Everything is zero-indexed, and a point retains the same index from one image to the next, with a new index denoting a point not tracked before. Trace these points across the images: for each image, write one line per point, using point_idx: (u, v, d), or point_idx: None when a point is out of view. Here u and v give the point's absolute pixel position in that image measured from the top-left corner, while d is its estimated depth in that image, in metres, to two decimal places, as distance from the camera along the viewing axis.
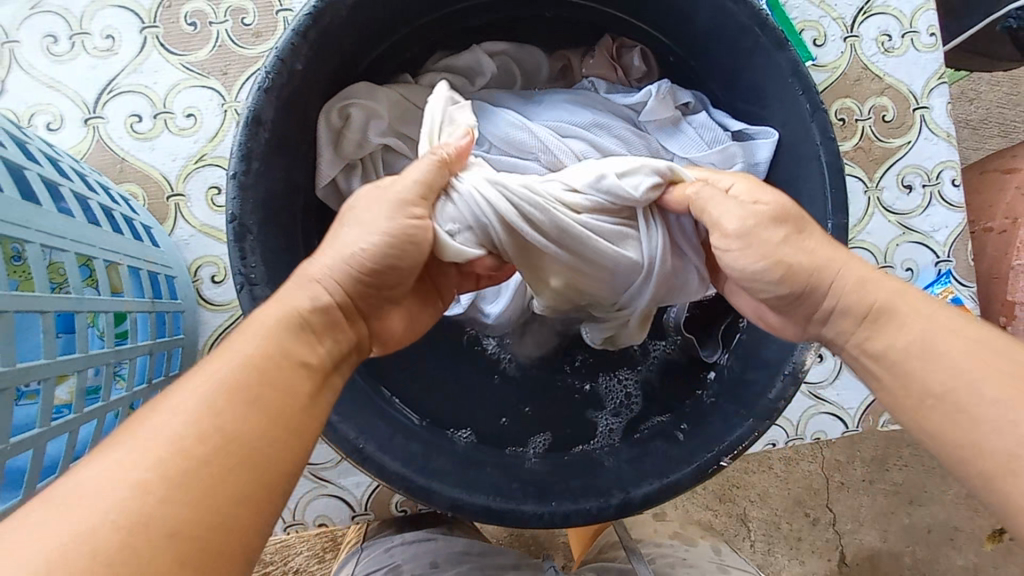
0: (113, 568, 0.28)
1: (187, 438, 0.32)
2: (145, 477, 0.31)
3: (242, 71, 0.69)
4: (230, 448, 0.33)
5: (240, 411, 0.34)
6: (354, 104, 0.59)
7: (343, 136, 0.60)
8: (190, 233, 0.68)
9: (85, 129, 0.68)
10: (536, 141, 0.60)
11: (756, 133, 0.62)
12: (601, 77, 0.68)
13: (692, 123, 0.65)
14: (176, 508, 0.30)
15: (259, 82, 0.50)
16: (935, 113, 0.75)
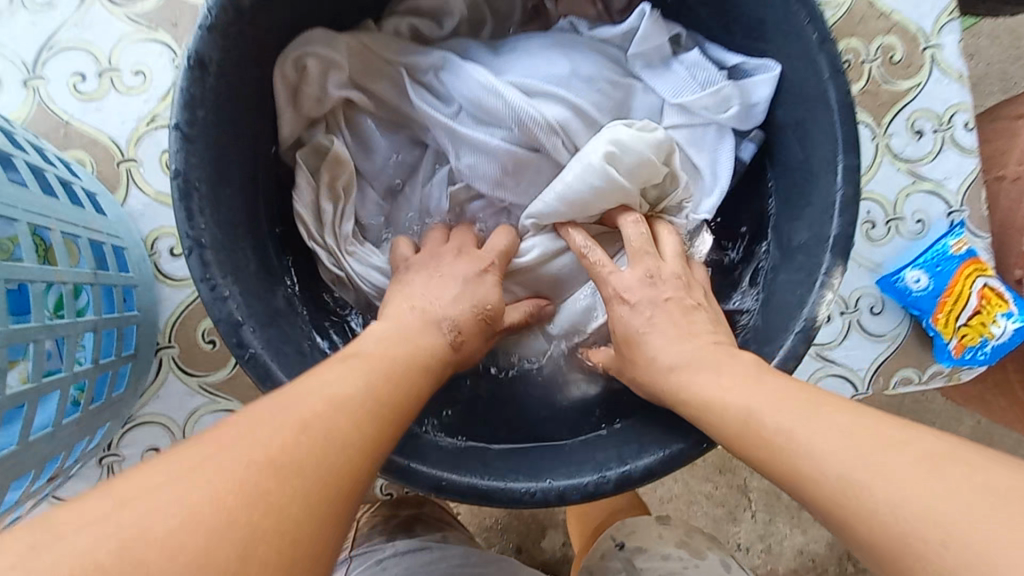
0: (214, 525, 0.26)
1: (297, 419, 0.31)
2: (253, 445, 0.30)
3: (194, 22, 0.63)
4: (326, 437, 0.32)
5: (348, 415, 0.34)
6: (310, 54, 0.54)
7: (301, 91, 0.55)
8: (144, 202, 0.62)
9: (24, 91, 0.62)
10: (504, 102, 0.55)
11: (755, 68, 0.57)
12: (579, 16, 0.63)
13: (684, 62, 0.60)
14: (267, 482, 0.28)
15: (200, 19, 0.44)
16: (946, 53, 0.70)
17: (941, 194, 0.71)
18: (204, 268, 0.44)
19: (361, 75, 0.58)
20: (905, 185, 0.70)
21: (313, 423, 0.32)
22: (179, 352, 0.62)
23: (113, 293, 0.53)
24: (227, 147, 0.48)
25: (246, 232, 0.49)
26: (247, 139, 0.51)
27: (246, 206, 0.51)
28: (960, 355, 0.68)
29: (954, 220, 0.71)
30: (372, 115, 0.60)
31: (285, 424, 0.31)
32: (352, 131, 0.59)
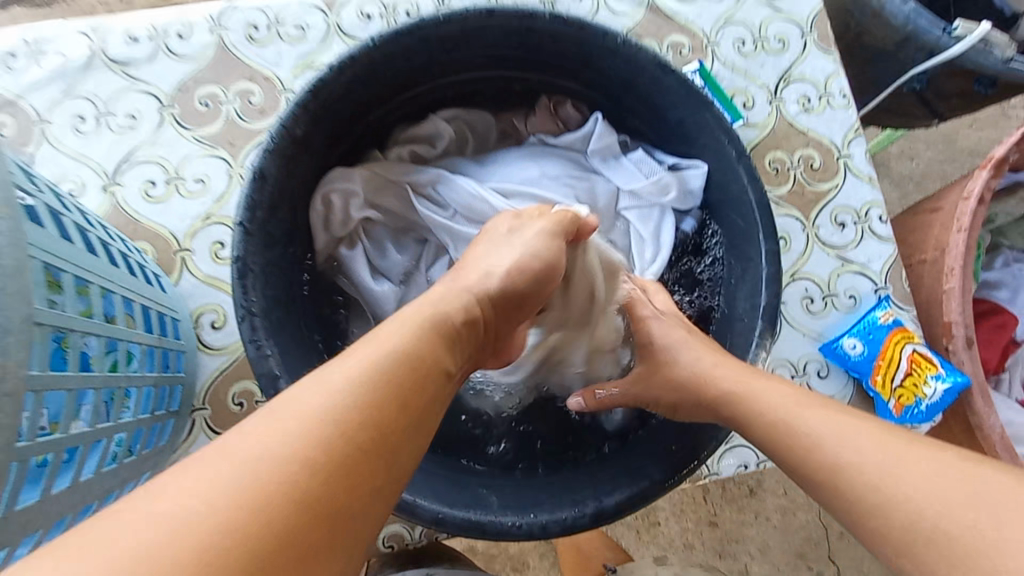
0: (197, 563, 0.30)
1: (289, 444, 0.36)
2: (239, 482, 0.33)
3: (247, 142, 0.79)
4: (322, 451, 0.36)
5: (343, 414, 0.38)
6: (334, 192, 0.69)
7: (330, 221, 0.70)
8: (194, 283, 0.74)
9: (104, 195, 0.76)
10: (490, 210, 0.70)
11: (688, 164, 0.72)
12: (545, 132, 0.79)
13: (632, 159, 0.75)
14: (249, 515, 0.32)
15: (264, 145, 0.58)
16: (856, 160, 0.86)
17: (868, 274, 0.83)
18: (253, 331, 0.55)
19: (375, 195, 0.73)
20: (836, 267, 0.83)
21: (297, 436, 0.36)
22: (211, 413, 0.71)
23: (168, 357, 0.63)
24: (275, 238, 0.61)
25: (285, 305, 0.61)
26: (289, 232, 0.64)
27: (284, 283, 0.62)
28: (901, 413, 0.78)
29: (881, 295, 0.83)
30: (384, 223, 0.74)
31: (258, 448, 0.35)
32: (370, 240, 0.74)
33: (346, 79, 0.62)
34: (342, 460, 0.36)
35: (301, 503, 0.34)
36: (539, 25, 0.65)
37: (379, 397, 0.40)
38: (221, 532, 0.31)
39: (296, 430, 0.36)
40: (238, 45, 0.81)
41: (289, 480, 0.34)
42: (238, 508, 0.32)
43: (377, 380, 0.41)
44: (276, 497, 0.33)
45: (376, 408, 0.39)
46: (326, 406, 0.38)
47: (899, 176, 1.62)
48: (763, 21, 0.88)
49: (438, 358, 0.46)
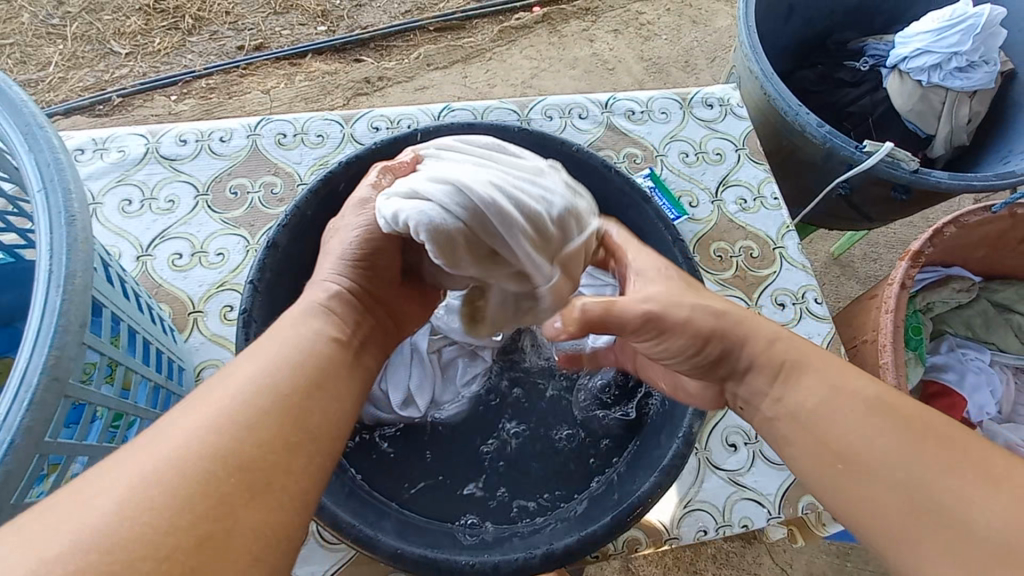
0: (161, 501, 0.36)
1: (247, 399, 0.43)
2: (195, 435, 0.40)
3: (265, 224, 0.93)
4: (274, 402, 0.44)
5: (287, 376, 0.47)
6: None
7: None
8: (201, 340, 0.84)
9: (136, 263, 0.89)
10: None
11: None
12: None
13: None
14: (215, 456, 0.39)
15: (280, 221, 0.72)
16: (790, 251, 0.99)
17: None
18: None
19: None
20: None
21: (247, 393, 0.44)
22: None
23: (169, 399, 0.71)
24: (279, 296, 0.72)
25: None
26: (292, 292, 0.75)
27: None
28: None
29: None
30: None
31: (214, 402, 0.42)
32: None
33: (352, 172, 0.77)
34: (254, 422, 0.42)
35: (228, 458, 0.40)
36: (510, 136, 0.81)
37: (281, 369, 0.47)
38: (158, 497, 0.36)
39: (205, 406, 0.42)
40: (268, 148, 0.99)
41: (213, 442, 0.40)
42: (165, 480, 0.37)
43: (276, 357, 0.48)
44: (202, 457, 0.39)
45: (277, 377, 0.46)
46: (261, 370, 0.46)
47: (861, 275, 1.76)
48: (702, 138, 1.07)
49: (323, 331, 0.52)
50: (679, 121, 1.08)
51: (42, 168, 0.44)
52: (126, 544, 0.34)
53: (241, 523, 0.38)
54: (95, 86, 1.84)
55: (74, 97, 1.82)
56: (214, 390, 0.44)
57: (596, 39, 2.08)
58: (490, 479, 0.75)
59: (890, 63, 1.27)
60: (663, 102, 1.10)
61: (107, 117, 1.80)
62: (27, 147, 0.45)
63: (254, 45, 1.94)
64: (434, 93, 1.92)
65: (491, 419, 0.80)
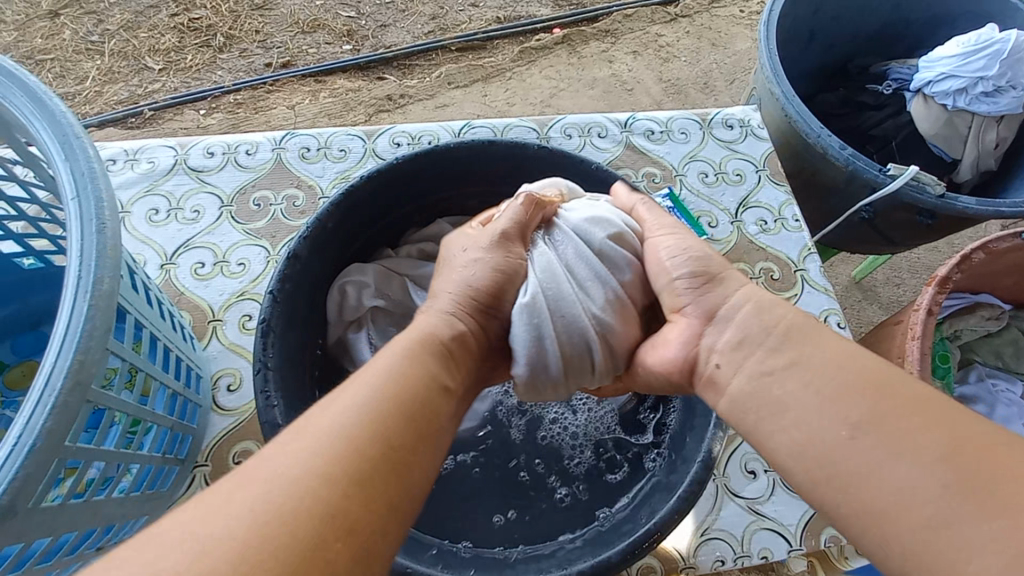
0: (269, 540, 0.37)
1: (355, 440, 0.44)
2: (305, 472, 0.41)
3: (286, 235, 0.95)
4: (376, 444, 0.45)
5: (391, 418, 0.48)
6: (349, 283, 0.81)
7: (344, 305, 0.81)
8: (220, 349, 0.85)
9: (160, 271, 0.90)
10: None
11: None
12: None
13: None
14: (322, 498, 0.40)
15: (301, 233, 0.73)
16: (812, 274, 0.98)
17: None
18: (265, 383, 0.63)
19: (383, 286, 0.85)
20: None
21: (357, 430, 0.45)
22: (210, 469, 0.77)
23: (186, 407, 0.72)
24: (297, 307, 0.72)
25: (295, 366, 0.70)
26: (310, 303, 0.76)
27: (298, 347, 0.72)
28: None
29: None
30: (389, 309, 0.87)
31: (323, 435, 0.44)
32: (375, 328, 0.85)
33: (374, 185, 0.78)
34: (362, 473, 0.43)
35: (335, 512, 0.40)
36: (532, 153, 0.81)
37: (388, 418, 0.47)
38: (267, 538, 0.37)
39: (316, 441, 0.44)
40: (291, 161, 1.01)
41: (323, 488, 0.41)
42: (283, 519, 0.38)
43: (386, 404, 0.48)
44: (313, 500, 0.40)
45: (385, 428, 0.47)
46: (367, 407, 0.47)
47: (884, 301, 1.72)
48: (722, 159, 1.07)
49: (434, 374, 0.54)
50: (699, 141, 1.08)
51: (76, 176, 0.45)
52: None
53: None
54: (128, 100, 1.91)
55: (108, 110, 1.88)
56: (329, 420, 0.46)
57: (616, 60, 2.10)
58: (500, 498, 0.74)
59: (914, 86, 1.26)
60: (683, 122, 1.10)
61: (139, 130, 1.86)
62: (63, 156, 0.46)
63: (281, 63, 1.99)
64: (454, 111, 1.95)
65: (499, 440, 0.79)
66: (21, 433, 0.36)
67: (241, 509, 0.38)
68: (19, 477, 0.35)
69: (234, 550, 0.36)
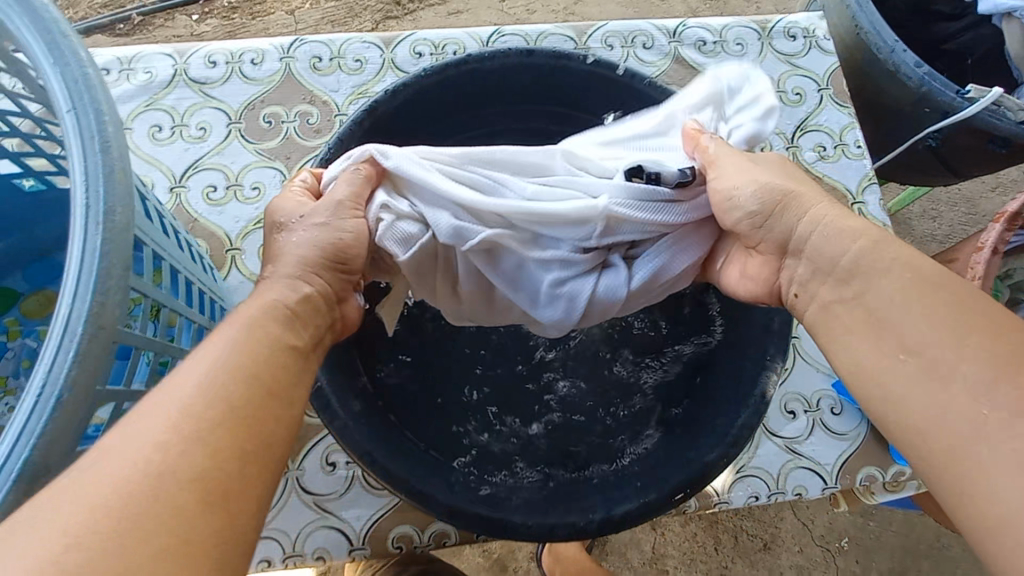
0: (150, 490, 0.36)
1: (199, 409, 0.40)
2: (161, 439, 0.38)
3: (302, 156, 0.87)
4: (228, 433, 0.40)
5: (236, 419, 0.41)
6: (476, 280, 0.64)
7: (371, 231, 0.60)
8: (240, 280, 0.80)
9: (170, 195, 0.84)
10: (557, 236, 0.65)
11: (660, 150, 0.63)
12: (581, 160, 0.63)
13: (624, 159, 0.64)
14: (196, 462, 0.38)
15: (322, 154, 0.65)
16: (870, 207, 0.90)
17: None
18: None
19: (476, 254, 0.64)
20: None
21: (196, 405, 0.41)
22: None
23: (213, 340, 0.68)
24: None
25: None
26: None
27: None
28: None
29: None
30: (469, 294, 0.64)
31: (168, 397, 0.40)
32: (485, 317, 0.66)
33: (399, 102, 0.69)
34: (213, 435, 0.40)
35: (173, 505, 0.36)
36: (571, 68, 0.73)
37: (160, 468, 0.37)
38: (151, 476, 0.36)
39: (161, 415, 0.39)
40: (302, 74, 0.91)
41: (162, 460, 0.37)
42: (164, 450, 0.38)
43: (213, 389, 0.41)
44: (160, 463, 0.37)
45: (219, 399, 0.41)
46: (206, 373, 0.42)
47: (915, 234, 1.64)
48: (782, 76, 0.96)
49: (267, 354, 0.46)
50: (756, 55, 0.97)
51: (68, 84, 0.40)
52: (136, 476, 0.36)
53: (204, 516, 0.37)
54: (114, 3, 1.56)
55: (93, 15, 1.55)
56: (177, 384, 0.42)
57: None
58: (522, 451, 0.67)
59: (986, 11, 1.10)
60: (739, 31, 0.98)
61: (130, 38, 1.54)
62: (50, 60, 0.41)
63: None
64: (470, 19, 1.60)
65: (514, 407, 0.70)
66: (44, 385, 0.35)
67: (122, 458, 0.37)
68: (57, 425, 0.35)
69: (129, 481, 0.36)
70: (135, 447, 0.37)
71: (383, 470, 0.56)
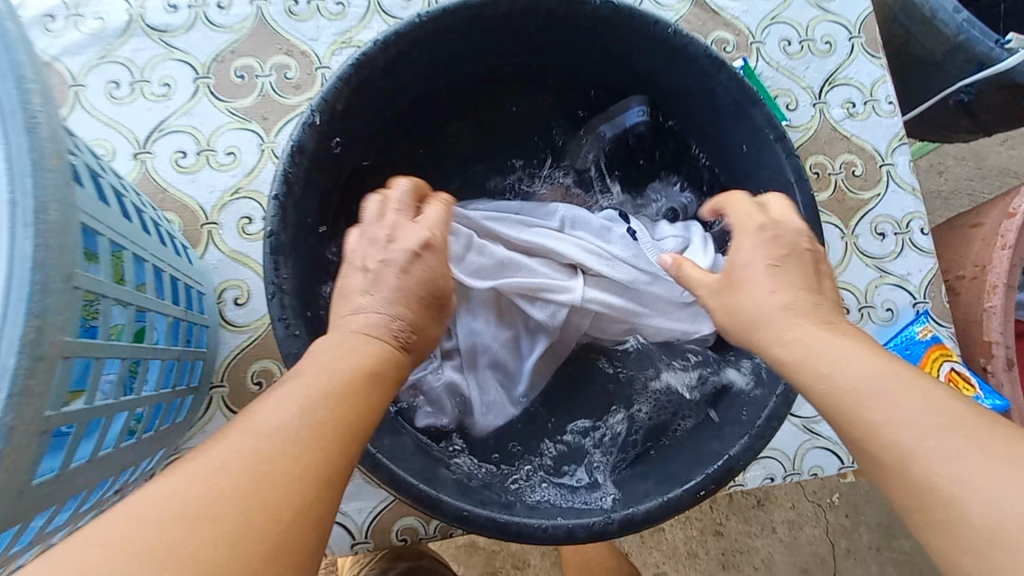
0: (194, 518, 0.33)
1: (269, 445, 0.38)
2: (225, 465, 0.36)
3: (281, 116, 0.78)
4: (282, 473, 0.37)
5: (298, 456, 0.38)
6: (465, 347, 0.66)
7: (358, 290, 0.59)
8: (219, 258, 0.73)
9: (134, 162, 0.75)
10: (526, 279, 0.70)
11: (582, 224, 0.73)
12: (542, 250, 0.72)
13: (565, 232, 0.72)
14: (244, 501, 0.35)
15: (304, 118, 0.57)
16: (900, 170, 0.84)
17: (906, 287, 0.81)
18: (282, 310, 0.53)
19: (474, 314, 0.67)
20: (874, 279, 0.81)
21: (270, 436, 0.38)
22: (229, 391, 0.71)
23: (193, 331, 0.62)
24: (309, 215, 0.60)
25: (312, 285, 0.60)
26: (320, 205, 0.62)
27: (316, 262, 0.62)
28: None
29: (919, 310, 0.80)
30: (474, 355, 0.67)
31: (252, 424, 0.39)
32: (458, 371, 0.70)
33: (389, 55, 0.60)
34: (276, 469, 0.37)
35: (213, 560, 0.32)
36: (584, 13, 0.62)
37: (211, 494, 0.35)
38: (206, 504, 0.34)
39: (238, 444, 0.37)
40: (276, 19, 0.80)
41: (223, 489, 0.35)
42: (227, 478, 0.35)
43: (287, 425, 0.39)
44: (217, 490, 0.35)
45: (298, 436, 0.39)
46: (291, 408, 0.40)
47: (924, 190, 1.59)
48: (811, 22, 0.87)
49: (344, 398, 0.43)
50: None
51: None
52: (189, 500, 0.34)
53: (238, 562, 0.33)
54: None
55: None
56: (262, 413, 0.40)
57: None
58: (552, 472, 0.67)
59: None
60: None
61: None
62: None
63: None
64: None
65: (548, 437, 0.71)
66: None
67: (188, 483, 0.35)
68: (4, 453, 0.31)
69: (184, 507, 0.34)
70: (201, 472, 0.35)
71: (388, 473, 0.52)
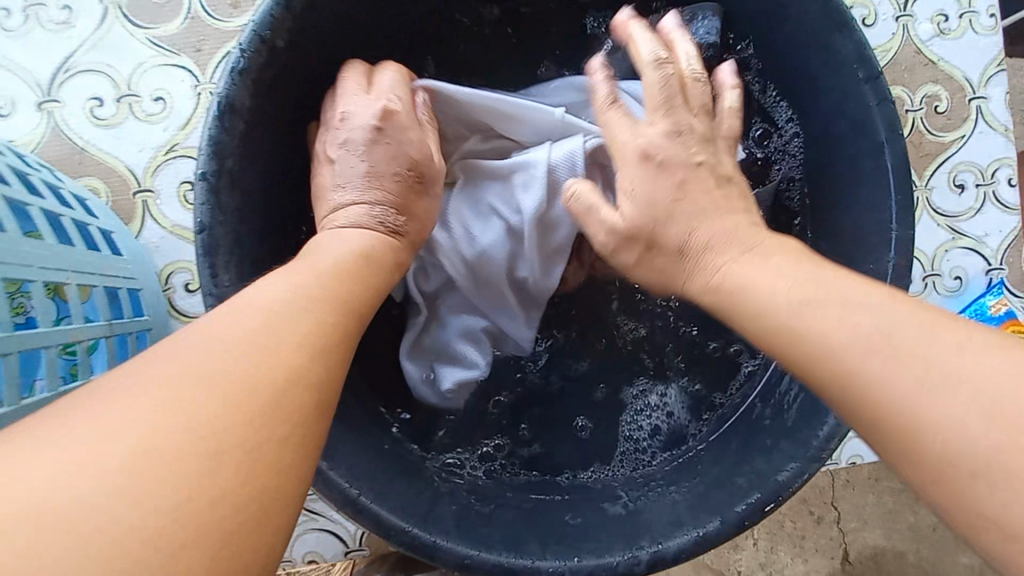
0: (171, 437, 0.24)
1: (270, 355, 0.28)
2: (207, 376, 0.26)
3: (218, 46, 0.61)
4: (277, 394, 0.28)
5: (297, 378, 0.29)
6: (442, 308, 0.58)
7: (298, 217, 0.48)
8: (160, 235, 0.60)
9: (40, 115, 0.60)
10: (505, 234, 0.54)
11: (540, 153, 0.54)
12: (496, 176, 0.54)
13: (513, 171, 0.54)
14: (232, 419, 0.26)
15: (231, 63, 0.41)
16: (992, 105, 0.68)
17: (981, 251, 0.68)
18: None
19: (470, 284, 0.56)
20: (945, 242, 0.68)
21: (265, 339, 0.29)
22: None
23: (126, 342, 0.50)
24: (253, 194, 0.46)
25: (268, 282, 0.47)
26: (269, 177, 0.48)
27: (271, 253, 0.49)
28: None
29: (993, 279, 0.68)
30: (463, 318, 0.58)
31: (251, 320, 0.29)
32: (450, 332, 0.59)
33: None
34: (274, 386, 0.28)
35: (214, 483, 0.24)
36: None
37: (191, 400, 0.25)
38: (179, 418, 0.25)
39: (220, 337, 0.28)
40: None
41: (208, 395, 0.26)
42: (216, 382, 0.26)
43: (278, 318, 0.30)
44: (200, 402, 0.25)
45: (290, 346, 0.30)
46: (304, 316, 0.31)
47: None
48: None
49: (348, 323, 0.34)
50: None
51: None
52: (169, 411, 0.25)
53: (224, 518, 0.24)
54: None
55: None
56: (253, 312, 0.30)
57: None
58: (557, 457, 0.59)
59: None
60: None
61: None
62: None
63: None
64: None
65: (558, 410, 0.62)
66: None
67: (155, 388, 0.25)
68: None
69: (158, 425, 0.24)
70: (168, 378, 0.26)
71: (375, 518, 0.43)
